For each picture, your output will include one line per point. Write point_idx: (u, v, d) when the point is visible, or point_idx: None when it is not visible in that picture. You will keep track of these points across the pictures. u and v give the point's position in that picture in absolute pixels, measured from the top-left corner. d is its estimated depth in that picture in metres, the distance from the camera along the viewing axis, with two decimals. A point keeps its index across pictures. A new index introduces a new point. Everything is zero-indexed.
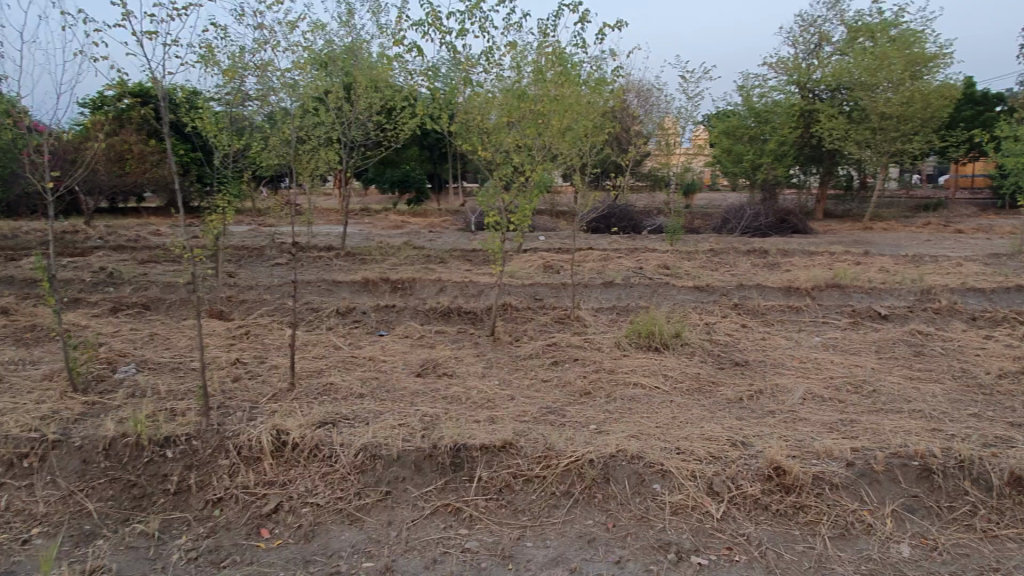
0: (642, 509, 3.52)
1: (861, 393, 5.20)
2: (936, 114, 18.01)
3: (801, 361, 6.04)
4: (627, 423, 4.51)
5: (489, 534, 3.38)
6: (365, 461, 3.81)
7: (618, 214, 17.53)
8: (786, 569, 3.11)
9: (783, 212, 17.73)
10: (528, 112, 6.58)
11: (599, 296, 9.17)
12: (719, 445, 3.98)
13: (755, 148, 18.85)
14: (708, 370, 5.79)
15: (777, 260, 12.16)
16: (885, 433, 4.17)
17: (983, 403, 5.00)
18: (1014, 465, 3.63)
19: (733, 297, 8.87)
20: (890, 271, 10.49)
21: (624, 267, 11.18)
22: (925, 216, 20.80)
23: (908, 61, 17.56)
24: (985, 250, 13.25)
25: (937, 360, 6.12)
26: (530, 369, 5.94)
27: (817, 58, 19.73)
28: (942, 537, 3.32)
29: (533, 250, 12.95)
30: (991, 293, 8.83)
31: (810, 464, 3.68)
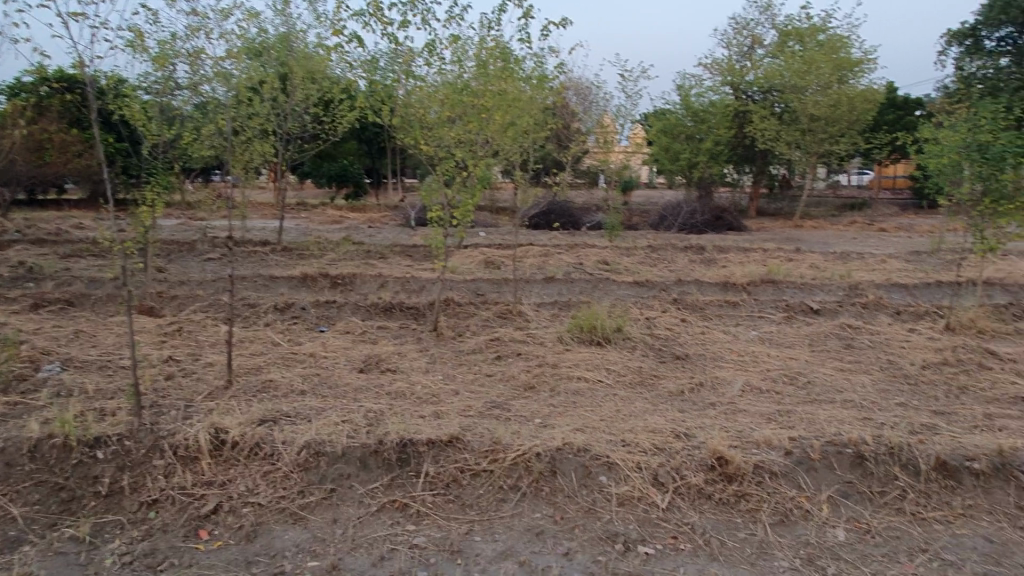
0: (589, 501, 3.54)
1: (797, 384, 5.38)
2: (861, 118, 18.77)
3: (738, 354, 6.20)
4: (572, 416, 4.54)
5: (438, 529, 3.35)
6: (309, 459, 3.71)
7: (559, 211, 17.63)
8: (730, 556, 3.18)
9: (718, 210, 18.16)
10: (470, 107, 6.50)
11: (541, 292, 9.21)
12: (662, 437, 4.04)
13: (691, 147, 19.28)
14: (649, 364, 5.88)
15: (714, 256, 12.46)
16: (820, 423, 4.32)
17: (909, 393, 5.23)
18: (940, 451, 3.79)
19: (673, 292, 9.04)
20: (820, 267, 10.89)
21: (565, 263, 11.26)
22: (851, 215, 21.65)
23: (835, 65, 18.39)
24: (906, 247, 13.89)
25: (866, 352, 6.38)
26: (474, 364, 5.92)
27: (749, 60, 20.23)
28: (875, 521, 3.45)
29: (474, 246, 12.91)
30: (914, 288, 9.25)
31: (751, 454, 3.78)
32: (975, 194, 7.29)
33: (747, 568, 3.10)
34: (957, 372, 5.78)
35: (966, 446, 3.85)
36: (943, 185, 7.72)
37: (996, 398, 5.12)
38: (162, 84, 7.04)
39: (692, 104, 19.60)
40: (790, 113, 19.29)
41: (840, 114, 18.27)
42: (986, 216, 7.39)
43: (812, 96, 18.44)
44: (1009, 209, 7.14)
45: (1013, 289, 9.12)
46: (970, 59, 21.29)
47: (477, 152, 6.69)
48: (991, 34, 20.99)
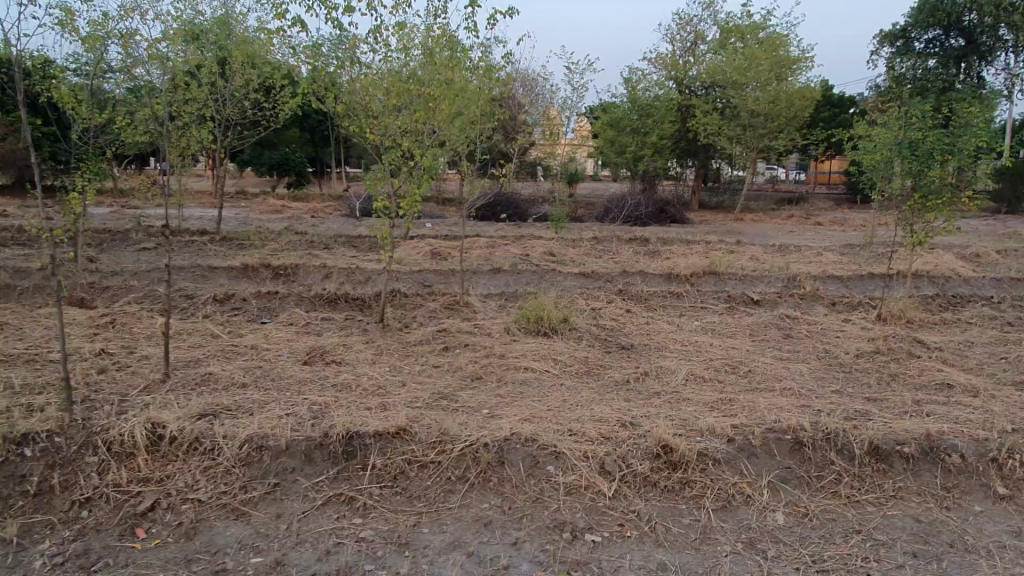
0: (537, 490, 3.55)
1: (738, 373, 5.52)
2: (799, 115, 19.31)
3: (682, 344, 6.31)
4: (519, 406, 4.55)
5: (385, 522, 3.31)
6: (252, 454, 3.63)
7: (505, 202, 17.62)
8: (674, 542, 3.23)
9: (662, 202, 18.42)
10: (415, 96, 6.46)
11: (488, 283, 9.20)
12: (609, 426, 4.09)
13: (637, 140, 19.57)
14: (596, 354, 5.94)
15: (658, 248, 12.66)
16: (760, 410, 4.44)
17: (844, 380, 5.42)
18: (873, 436, 3.93)
19: (618, 283, 9.15)
20: (760, 259, 11.17)
21: (511, 254, 11.26)
22: (788, 209, 22.27)
23: (775, 62, 18.85)
24: (841, 240, 14.37)
25: (803, 342, 6.58)
26: (421, 355, 5.88)
27: (692, 56, 20.57)
28: (813, 505, 3.56)
29: (420, 237, 12.80)
30: (848, 279, 9.57)
31: (695, 441, 3.85)
32: (905, 189, 7.58)
33: (691, 553, 3.16)
34: (888, 360, 6.01)
35: (897, 431, 4.00)
36: (875, 180, 7.97)
37: (923, 385, 5.35)
38: (93, 66, 6.78)
39: (639, 98, 19.83)
40: (731, 109, 19.69)
41: (778, 110, 18.76)
42: (916, 211, 7.69)
43: (751, 93, 18.91)
44: (937, 203, 7.45)
45: (939, 281, 9.52)
46: (900, 59, 22.08)
47: (424, 142, 6.63)
48: (920, 35, 21.83)
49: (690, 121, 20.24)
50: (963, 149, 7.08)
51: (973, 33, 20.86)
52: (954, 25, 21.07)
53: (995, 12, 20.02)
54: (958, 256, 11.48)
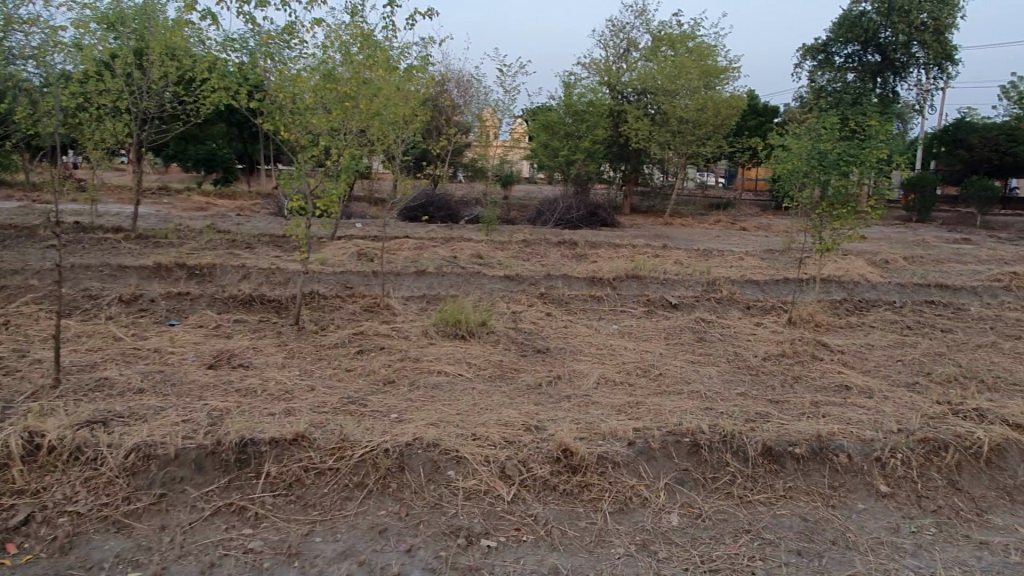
0: (435, 496, 3.53)
1: (648, 376, 5.62)
2: (726, 122, 19.82)
3: (597, 348, 6.38)
4: (428, 411, 4.51)
5: (276, 532, 3.24)
6: (138, 463, 3.51)
7: (437, 203, 17.52)
8: (569, 545, 3.26)
9: (594, 206, 18.66)
10: (332, 94, 6.33)
11: (411, 286, 9.12)
12: (513, 430, 4.11)
13: (569, 144, 19.81)
14: (511, 358, 5.95)
15: (585, 251, 12.80)
16: (665, 413, 4.52)
17: (750, 383, 5.58)
18: (767, 438, 4.04)
19: (541, 286, 9.21)
20: (683, 263, 11.42)
21: (439, 256, 11.21)
22: (716, 214, 22.86)
23: (703, 71, 19.34)
24: (762, 245, 14.83)
25: (716, 345, 6.75)
26: (334, 359, 5.77)
27: (625, 62, 20.87)
28: (706, 505, 3.64)
29: (347, 237, 12.59)
30: (764, 283, 9.89)
31: (596, 444, 3.91)
32: (814, 198, 7.87)
33: (585, 555, 3.19)
34: (793, 362, 6.23)
35: (790, 433, 4.13)
36: (788, 188, 8.21)
37: (823, 386, 5.55)
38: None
39: (575, 104, 19.77)
40: (661, 116, 20.08)
41: (705, 118, 19.23)
42: (824, 219, 7.99)
43: (681, 100, 19.36)
44: (843, 212, 7.74)
45: (848, 286, 9.94)
46: (822, 72, 22.95)
47: (341, 140, 6.50)
48: (840, 50, 22.71)
49: (621, 126, 20.51)
50: (866, 160, 7.40)
51: (888, 49, 21.84)
52: (871, 41, 21.97)
53: (908, 30, 21.23)
54: (868, 261, 12.01)
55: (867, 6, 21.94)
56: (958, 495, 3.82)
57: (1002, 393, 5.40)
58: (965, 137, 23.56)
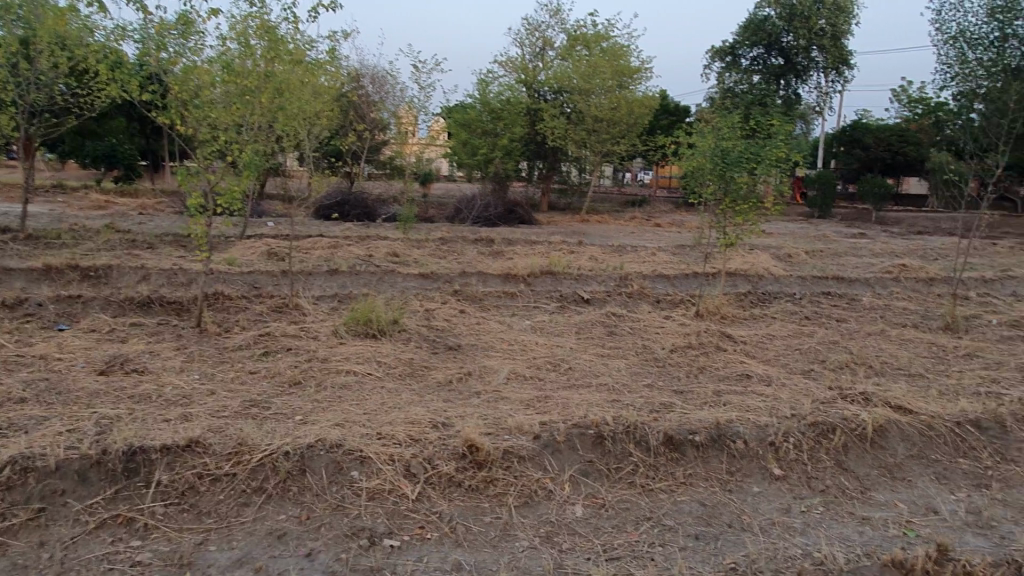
0: (338, 498, 3.46)
1: (558, 370, 5.68)
2: (639, 122, 20.28)
3: (509, 343, 6.40)
4: (334, 411, 4.41)
5: (167, 542, 3.11)
6: (14, 477, 3.30)
7: (352, 201, 17.21)
8: (473, 541, 3.25)
9: (511, 204, 18.74)
10: (233, 87, 6.12)
11: (323, 285, 8.92)
12: (420, 428, 4.07)
13: (488, 143, 19.81)
14: (422, 356, 5.91)
15: (501, 248, 12.85)
16: (571, 406, 4.59)
17: (657, 374, 5.72)
18: (668, 428, 4.15)
19: (456, 284, 9.18)
20: (597, 259, 11.61)
21: (354, 255, 11.00)
22: (631, 211, 23.37)
23: (616, 72, 19.72)
24: (674, 241, 15.23)
25: (625, 339, 6.89)
26: (237, 361, 5.57)
27: (541, 61, 21.04)
28: (609, 496, 3.71)
29: (257, 236, 12.20)
30: (674, 279, 10.16)
31: (502, 440, 3.92)
32: (718, 195, 8.12)
33: (489, 550, 3.19)
34: (698, 354, 6.43)
35: (691, 422, 4.26)
36: (693, 185, 8.44)
37: (726, 376, 5.75)
38: None
39: (490, 100, 19.96)
40: (577, 115, 20.34)
41: (619, 116, 19.62)
42: (727, 215, 8.26)
43: (597, 99, 19.70)
44: (745, 208, 8.07)
45: (753, 279, 10.33)
46: (729, 74, 23.78)
47: (244, 135, 6.27)
48: (746, 53, 23.58)
49: (538, 125, 20.66)
50: (766, 158, 7.72)
51: (790, 53, 22.83)
52: (775, 44, 22.91)
53: (808, 35, 22.26)
54: (772, 256, 12.50)
55: (771, 11, 22.87)
56: (845, 475, 4.03)
57: (887, 377, 5.73)
58: (861, 137, 24.89)
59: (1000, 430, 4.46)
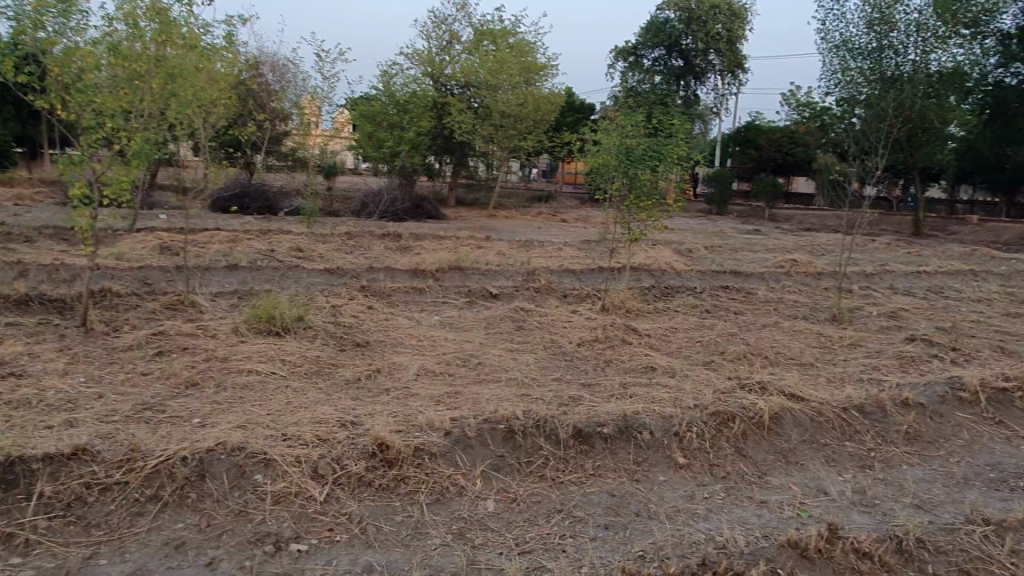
0: (240, 503, 3.32)
1: (468, 366, 5.66)
2: (545, 118, 20.52)
3: (418, 339, 6.33)
4: (235, 413, 4.23)
5: (51, 558, 2.91)
6: None
7: (252, 193, 16.58)
8: (384, 541, 3.19)
9: (418, 198, 18.56)
10: (121, 70, 5.76)
11: (221, 281, 8.54)
12: (327, 428, 3.96)
13: (394, 136, 19.45)
14: (328, 353, 5.74)
15: (409, 243, 12.70)
16: (482, 401, 4.59)
17: (565, 368, 5.81)
18: (577, 421, 4.22)
19: (363, 279, 9.01)
20: (505, 254, 11.68)
21: (254, 249, 10.60)
22: (537, 206, 23.64)
23: (523, 68, 19.90)
24: (580, 236, 15.51)
25: (533, 333, 6.95)
26: (128, 362, 5.26)
27: (448, 55, 20.68)
28: (521, 490, 3.72)
29: (148, 229, 11.56)
30: (580, 273, 10.34)
31: (412, 437, 3.87)
32: (623, 191, 8.29)
33: (400, 550, 3.14)
34: (604, 347, 6.56)
35: (599, 414, 4.35)
36: (598, 181, 8.58)
37: (631, 368, 5.89)
38: None
39: (395, 93, 19.70)
40: (484, 110, 20.33)
41: (526, 112, 19.81)
42: (632, 211, 8.44)
43: (503, 94, 19.76)
44: (648, 205, 8.24)
45: (656, 274, 10.64)
46: (632, 73, 24.40)
47: (132, 121, 5.88)
48: (648, 53, 24.26)
49: (445, 119, 20.55)
50: (668, 156, 7.95)
51: (689, 55, 23.66)
52: (675, 46, 23.68)
53: (705, 38, 23.14)
54: (674, 251, 12.93)
55: (671, 14, 23.63)
56: (744, 461, 4.21)
57: (780, 366, 6.04)
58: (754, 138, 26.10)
59: (881, 415, 4.79)
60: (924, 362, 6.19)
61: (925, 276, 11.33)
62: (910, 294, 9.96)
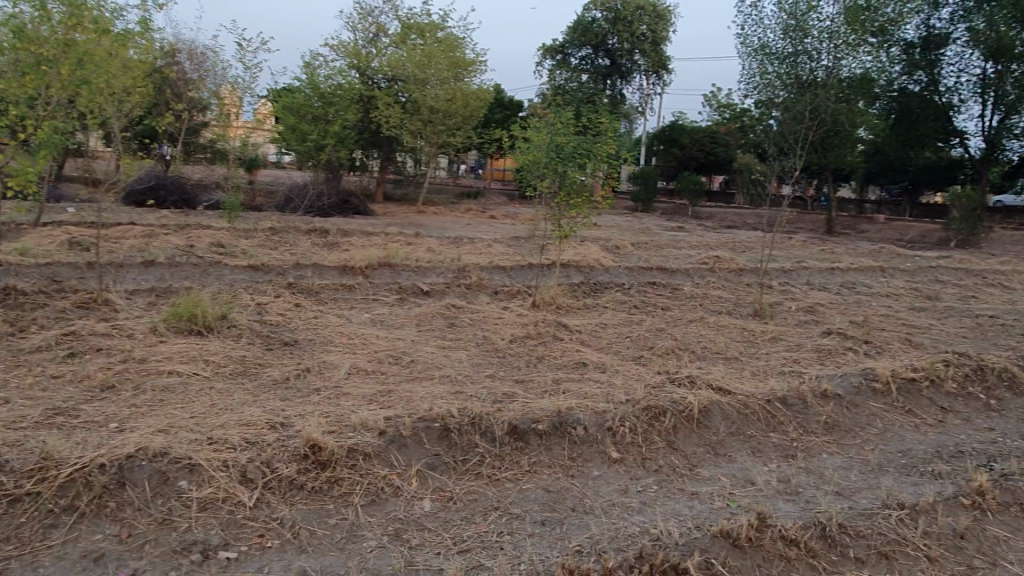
0: (164, 511, 3.17)
1: (400, 364, 5.58)
2: (474, 115, 20.51)
3: (348, 337, 6.21)
4: (156, 417, 4.05)
5: None
6: None
7: (169, 186, 15.90)
8: (318, 545, 3.11)
9: (345, 193, 18.22)
10: (26, 54, 5.43)
11: (137, 279, 8.15)
12: (256, 430, 3.83)
13: (318, 129, 18.92)
14: (254, 353, 5.55)
15: (337, 239, 12.45)
16: (416, 399, 4.54)
17: (499, 364, 5.81)
18: (512, 417, 4.23)
19: (289, 276, 8.77)
20: (435, 251, 11.59)
21: (172, 245, 10.17)
22: (466, 203, 23.59)
23: (452, 63, 19.88)
24: (509, 233, 15.54)
25: (465, 330, 6.92)
26: (36, 365, 4.95)
27: (374, 47, 20.45)
28: (457, 488, 3.70)
29: (56, 223, 10.93)
30: (511, 269, 10.37)
31: (345, 438, 3.79)
32: (553, 188, 8.34)
33: (335, 554, 3.06)
34: (536, 343, 6.59)
35: (533, 411, 4.37)
36: (528, 178, 8.60)
37: (563, 364, 5.95)
38: None
39: (319, 84, 19.26)
40: (412, 104, 20.11)
41: (454, 108, 19.73)
42: (562, 208, 8.51)
43: (431, 89, 19.62)
44: (578, 201, 8.36)
45: (585, 270, 10.77)
46: (559, 71, 24.63)
47: (38, 108, 5.56)
48: (575, 52, 24.54)
49: (372, 112, 20.23)
50: (597, 154, 8.04)
51: (615, 55, 24.04)
52: (601, 46, 24.01)
53: (631, 39, 23.55)
54: (602, 248, 13.13)
55: (597, 14, 23.94)
56: (674, 454, 4.31)
57: (707, 360, 6.22)
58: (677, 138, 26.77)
59: (802, 406, 4.99)
60: (840, 355, 6.49)
61: (838, 272, 11.87)
62: (825, 289, 10.42)
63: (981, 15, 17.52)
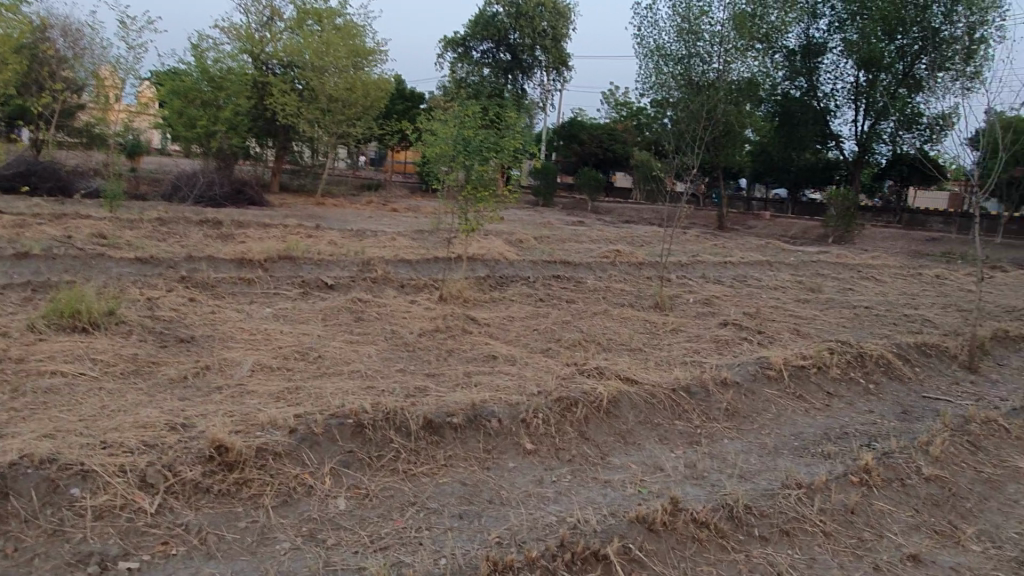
0: (55, 522, 2.95)
1: (307, 360, 5.41)
2: (374, 105, 20.12)
3: (250, 333, 5.96)
4: (40, 421, 3.74)
5: None
6: None
7: (41, 172, 14.73)
8: (227, 550, 2.97)
9: (238, 183, 17.43)
10: None
11: (8, 272, 7.50)
12: (154, 431, 3.62)
13: (208, 114, 18.12)
14: (147, 351, 5.24)
15: (232, 231, 11.92)
16: (326, 396, 4.40)
17: (408, 359, 5.73)
18: (427, 411, 4.18)
19: (182, 270, 8.32)
20: (336, 244, 11.30)
21: (47, 235, 9.44)
22: (367, 195, 23.10)
23: (351, 50, 19.39)
24: (412, 226, 15.37)
25: (373, 324, 6.80)
26: None
27: (268, 31, 19.67)
28: (372, 485, 3.62)
29: None
30: (415, 263, 10.25)
31: (253, 437, 3.63)
32: (459, 180, 8.30)
33: (247, 558, 2.94)
34: (445, 337, 6.55)
35: (447, 404, 4.34)
36: (433, 170, 8.51)
37: (474, 358, 5.93)
38: None
39: (209, 68, 18.36)
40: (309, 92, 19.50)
41: (354, 98, 19.28)
42: (468, 201, 8.47)
43: (330, 77, 19.02)
44: (485, 195, 8.34)
45: (490, 264, 10.79)
46: (460, 64, 24.58)
47: None
48: (477, 45, 24.54)
49: (266, 99, 19.47)
50: (505, 148, 8.07)
51: (516, 50, 24.18)
52: (503, 41, 24.10)
53: (532, 35, 23.78)
54: (505, 241, 13.20)
55: (499, 8, 24.00)
56: (587, 443, 4.39)
57: (613, 352, 6.38)
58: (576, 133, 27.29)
59: (704, 393, 5.21)
60: (736, 344, 6.81)
61: (729, 266, 12.45)
62: (718, 282, 10.89)
63: (854, 27, 18.90)
